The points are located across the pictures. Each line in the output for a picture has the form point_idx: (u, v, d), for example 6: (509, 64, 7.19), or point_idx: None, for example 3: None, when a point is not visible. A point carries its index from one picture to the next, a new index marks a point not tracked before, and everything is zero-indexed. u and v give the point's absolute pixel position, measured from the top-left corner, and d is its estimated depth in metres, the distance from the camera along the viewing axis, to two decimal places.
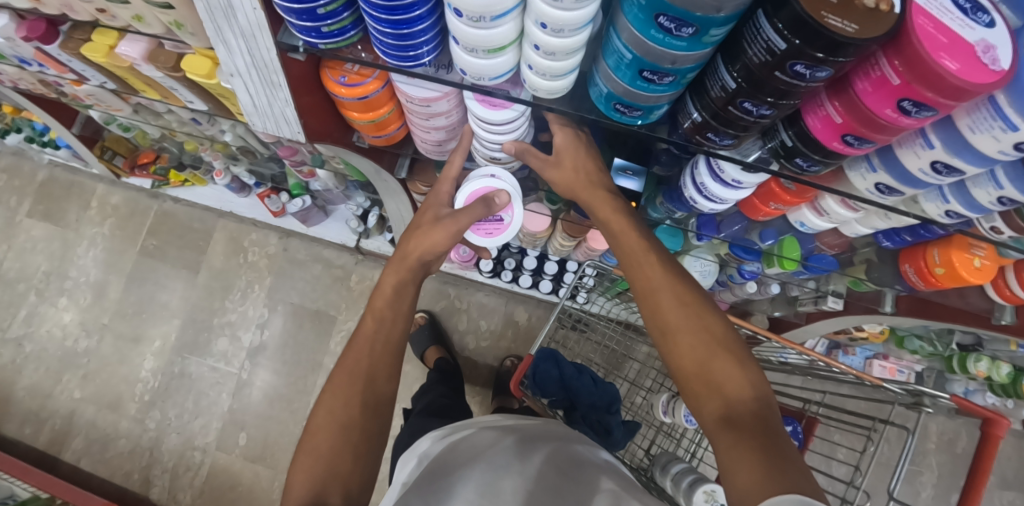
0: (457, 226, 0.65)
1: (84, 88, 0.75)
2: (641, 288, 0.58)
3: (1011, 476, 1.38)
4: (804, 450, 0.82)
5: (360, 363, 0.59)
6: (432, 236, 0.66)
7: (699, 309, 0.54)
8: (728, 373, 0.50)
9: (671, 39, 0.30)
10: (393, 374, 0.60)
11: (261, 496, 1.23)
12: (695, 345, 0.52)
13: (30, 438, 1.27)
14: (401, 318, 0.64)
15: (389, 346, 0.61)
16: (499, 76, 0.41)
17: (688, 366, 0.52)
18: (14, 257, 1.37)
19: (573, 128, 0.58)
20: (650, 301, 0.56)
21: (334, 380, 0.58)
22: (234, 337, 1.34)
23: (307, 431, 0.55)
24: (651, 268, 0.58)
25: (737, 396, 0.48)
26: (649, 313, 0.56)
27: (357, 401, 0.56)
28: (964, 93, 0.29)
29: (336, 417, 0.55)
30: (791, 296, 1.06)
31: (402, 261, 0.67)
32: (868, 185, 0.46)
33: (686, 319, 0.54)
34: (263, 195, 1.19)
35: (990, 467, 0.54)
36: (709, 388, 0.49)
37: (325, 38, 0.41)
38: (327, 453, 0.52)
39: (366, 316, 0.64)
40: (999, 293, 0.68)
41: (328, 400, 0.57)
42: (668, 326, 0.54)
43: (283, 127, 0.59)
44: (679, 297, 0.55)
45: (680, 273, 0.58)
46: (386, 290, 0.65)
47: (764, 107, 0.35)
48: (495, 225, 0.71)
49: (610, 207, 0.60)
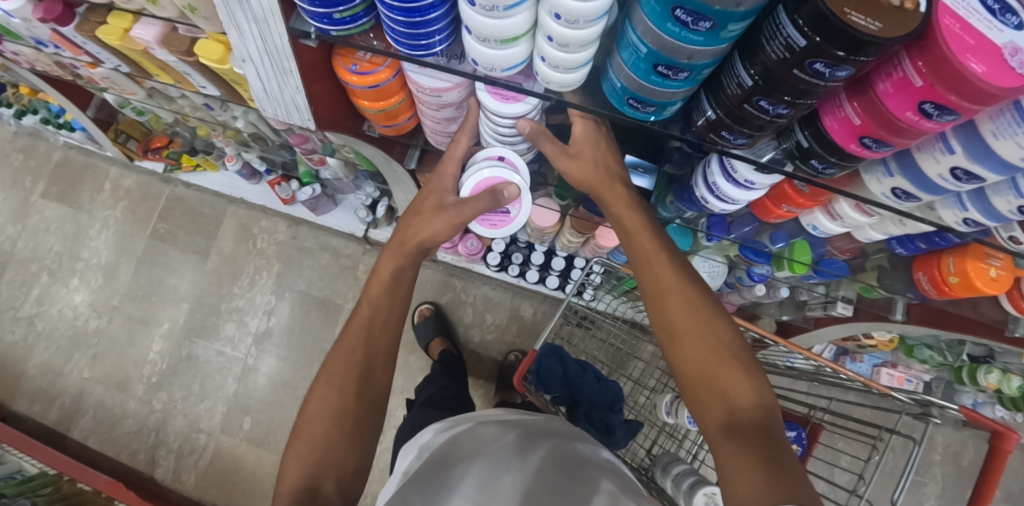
0: (461, 217, 0.64)
1: (100, 70, 0.76)
2: (649, 286, 0.57)
3: (1018, 490, 1.36)
4: (806, 460, 0.79)
5: (354, 349, 0.59)
6: (435, 223, 0.65)
7: (709, 311, 0.54)
8: (733, 378, 0.49)
9: (689, 33, 0.30)
10: (389, 364, 0.60)
11: (262, 480, 1.25)
12: (702, 349, 0.51)
13: (39, 416, 1.29)
14: (398, 304, 0.64)
15: (384, 332, 0.61)
16: (512, 67, 0.41)
17: (692, 369, 0.51)
18: (28, 237, 1.40)
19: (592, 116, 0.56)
20: (659, 301, 0.55)
21: (327, 369, 0.58)
22: (241, 323, 1.35)
23: (301, 419, 0.55)
24: (661, 268, 0.57)
25: (742, 403, 0.47)
26: (656, 312, 0.55)
27: (350, 389, 0.56)
28: (990, 97, 0.28)
29: (330, 406, 0.55)
30: (799, 300, 1.03)
31: (400, 246, 0.67)
32: (885, 189, 0.45)
33: (693, 323, 0.53)
34: (273, 182, 1.19)
35: (997, 480, 0.54)
36: (713, 394, 0.49)
37: (337, 24, 0.41)
38: (321, 440, 0.53)
39: (362, 302, 0.63)
40: (1014, 304, 0.66)
41: (322, 388, 0.57)
42: (675, 328, 0.53)
43: (294, 114, 0.59)
44: (690, 299, 0.54)
45: (691, 274, 0.57)
46: (382, 276, 0.65)
47: (781, 106, 0.34)
48: (501, 218, 0.70)
49: (626, 205, 0.59)
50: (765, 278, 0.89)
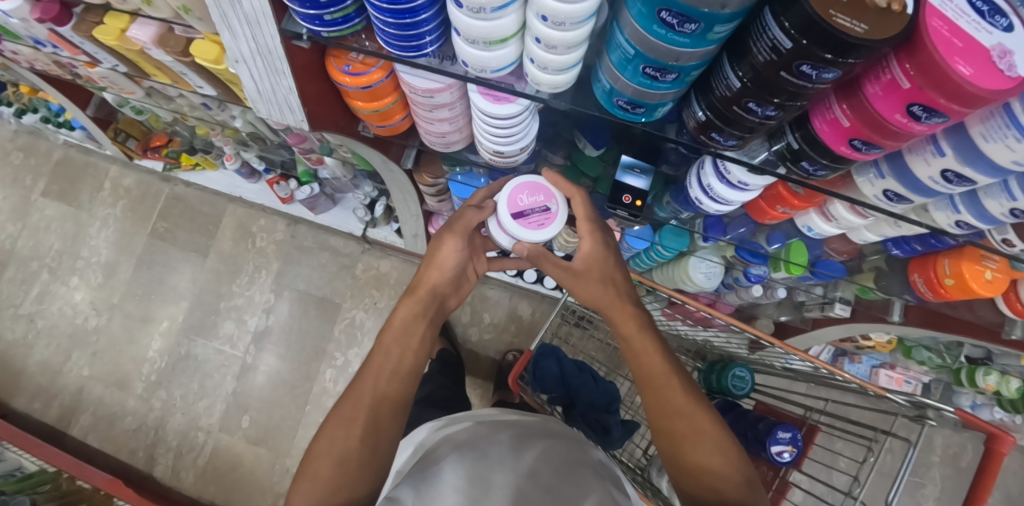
0: (457, 232, 0.69)
1: (98, 70, 0.76)
2: (658, 407, 0.59)
3: (1016, 492, 1.35)
4: (791, 467, 0.76)
5: (365, 388, 0.57)
6: (444, 255, 0.70)
7: (712, 431, 0.56)
8: (723, 470, 0.53)
9: (675, 35, 0.30)
10: (399, 412, 0.57)
11: (261, 478, 1.25)
12: (692, 437, 0.56)
13: (39, 413, 1.30)
14: (409, 353, 0.62)
15: (394, 378, 0.59)
16: (502, 68, 0.41)
17: (686, 455, 0.55)
18: (29, 235, 1.40)
19: (595, 234, 0.67)
20: (652, 389, 0.60)
21: (337, 410, 0.55)
22: (240, 321, 1.35)
23: (309, 456, 0.53)
24: (670, 391, 0.59)
25: (731, 495, 0.51)
26: (664, 431, 0.57)
27: (358, 432, 0.53)
28: (978, 100, 0.28)
29: (336, 447, 0.52)
30: (797, 301, 1.03)
31: (413, 293, 0.69)
32: (877, 191, 0.45)
33: (688, 436, 0.56)
34: (272, 181, 1.20)
35: (991, 484, 0.53)
36: (705, 483, 0.53)
37: (328, 26, 0.41)
38: (324, 482, 0.50)
39: (374, 350, 0.61)
40: (1010, 306, 0.66)
41: (330, 428, 0.54)
42: (669, 413, 0.58)
43: (288, 115, 0.59)
44: (695, 421, 0.57)
45: (697, 394, 0.60)
46: (396, 324, 0.65)
47: (770, 108, 0.34)
48: (541, 214, 0.65)
49: (635, 327, 0.65)
50: (762, 280, 0.89)
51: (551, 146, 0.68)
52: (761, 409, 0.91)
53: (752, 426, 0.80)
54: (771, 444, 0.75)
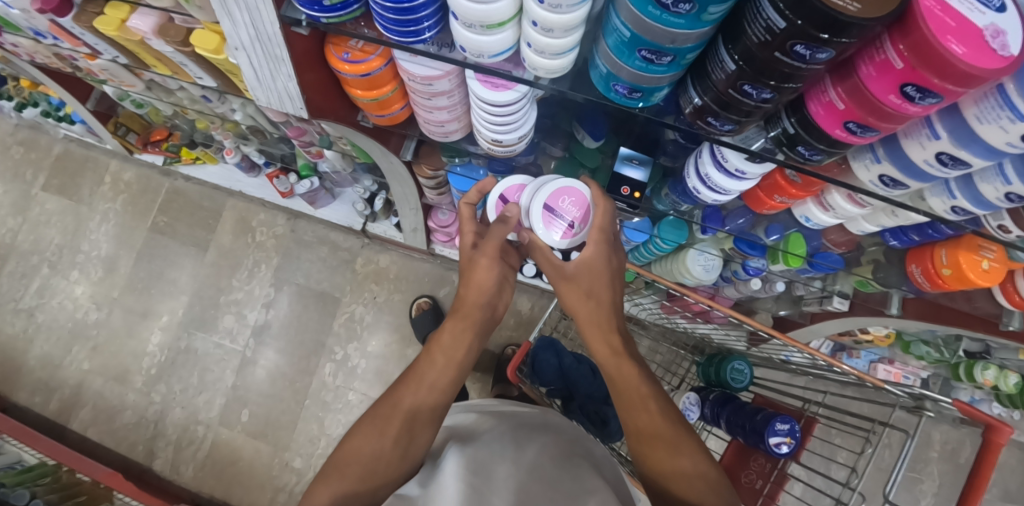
0: (489, 253, 0.65)
1: (98, 62, 0.76)
2: (644, 436, 0.57)
3: (1014, 488, 1.36)
4: (791, 459, 0.75)
5: (402, 398, 0.57)
6: (484, 273, 0.66)
7: (694, 457, 0.54)
8: (702, 478, 0.53)
9: (670, 16, 0.30)
10: (433, 418, 0.56)
11: (261, 473, 1.26)
12: (670, 449, 0.55)
13: (39, 407, 1.30)
14: (452, 366, 0.61)
15: (434, 391, 0.58)
16: (500, 53, 0.41)
17: (666, 467, 0.54)
18: (29, 229, 1.40)
19: (603, 245, 0.64)
20: (629, 404, 0.60)
21: (375, 410, 0.56)
22: (240, 315, 1.35)
23: (340, 450, 0.53)
24: (650, 413, 0.58)
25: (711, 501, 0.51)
26: (647, 446, 0.56)
27: (392, 433, 0.53)
28: (972, 79, 0.28)
29: (369, 445, 0.52)
30: (797, 295, 1.03)
31: (458, 313, 0.66)
32: (873, 176, 0.45)
33: (670, 449, 0.55)
34: (272, 175, 1.21)
35: (989, 478, 0.53)
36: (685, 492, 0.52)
37: (327, 11, 0.41)
38: (353, 476, 0.50)
39: (422, 359, 0.62)
40: (1008, 298, 0.67)
41: (365, 427, 0.55)
42: (645, 427, 0.57)
43: (287, 102, 0.59)
44: (679, 447, 0.55)
45: (683, 428, 0.58)
46: (442, 340, 0.63)
47: (766, 91, 0.34)
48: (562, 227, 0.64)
49: (610, 351, 0.63)
50: (761, 272, 0.90)
51: (550, 138, 0.68)
52: (759, 401, 0.91)
53: (750, 418, 0.81)
54: (769, 435, 0.75)
